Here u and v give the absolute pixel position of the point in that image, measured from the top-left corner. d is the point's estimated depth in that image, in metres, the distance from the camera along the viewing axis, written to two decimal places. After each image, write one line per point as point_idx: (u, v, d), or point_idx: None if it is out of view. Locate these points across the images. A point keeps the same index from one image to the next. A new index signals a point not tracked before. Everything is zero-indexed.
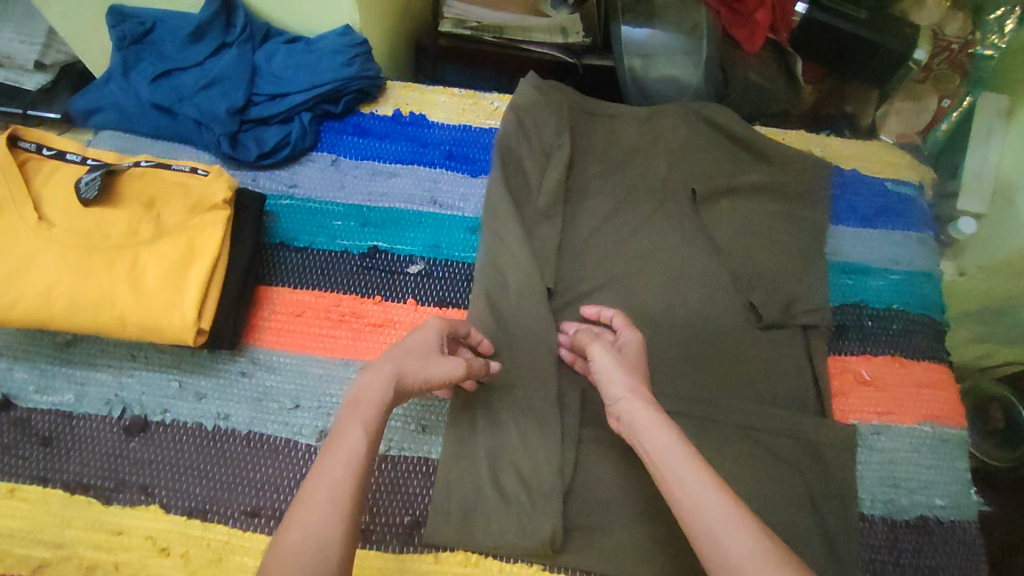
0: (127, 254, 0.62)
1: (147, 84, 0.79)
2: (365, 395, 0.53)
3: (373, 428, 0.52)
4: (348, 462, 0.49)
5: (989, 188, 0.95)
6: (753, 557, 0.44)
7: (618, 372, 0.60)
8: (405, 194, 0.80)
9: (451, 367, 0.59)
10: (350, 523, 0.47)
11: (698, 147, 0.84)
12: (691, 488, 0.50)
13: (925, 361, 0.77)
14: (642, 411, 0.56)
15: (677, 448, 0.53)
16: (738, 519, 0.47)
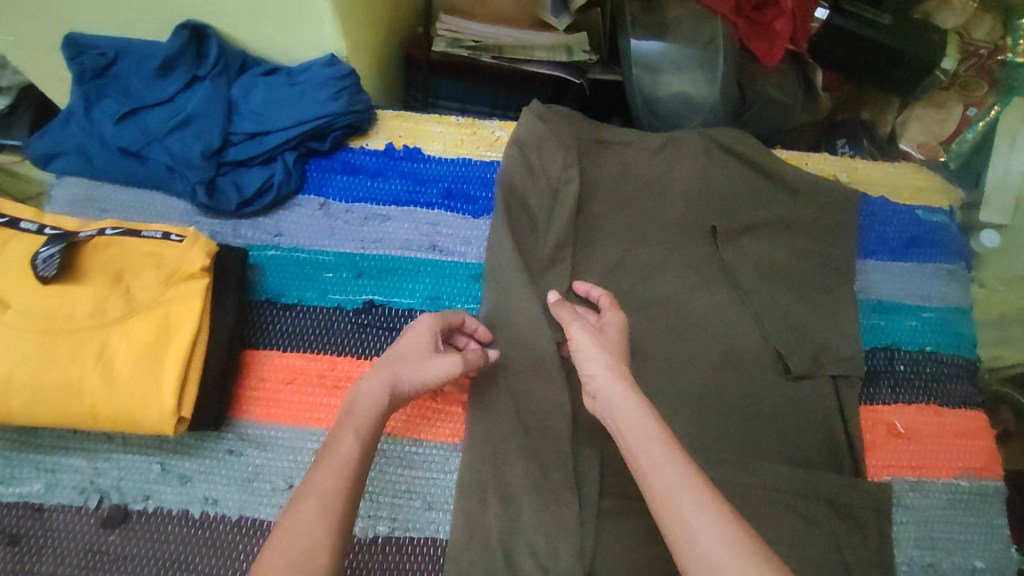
0: (94, 338, 0.55)
1: (112, 124, 0.71)
2: (363, 398, 0.54)
3: (367, 431, 0.52)
4: (337, 465, 0.49)
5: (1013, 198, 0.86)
6: (720, 543, 0.43)
7: (597, 352, 0.59)
8: (401, 239, 0.74)
9: (450, 362, 0.59)
10: (341, 524, 0.46)
11: (717, 177, 0.78)
12: (663, 469, 0.48)
13: (959, 408, 0.73)
14: (620, 391, 0.55)
15: (651, 429, 0.51)
16: (710, 506, 0.45)
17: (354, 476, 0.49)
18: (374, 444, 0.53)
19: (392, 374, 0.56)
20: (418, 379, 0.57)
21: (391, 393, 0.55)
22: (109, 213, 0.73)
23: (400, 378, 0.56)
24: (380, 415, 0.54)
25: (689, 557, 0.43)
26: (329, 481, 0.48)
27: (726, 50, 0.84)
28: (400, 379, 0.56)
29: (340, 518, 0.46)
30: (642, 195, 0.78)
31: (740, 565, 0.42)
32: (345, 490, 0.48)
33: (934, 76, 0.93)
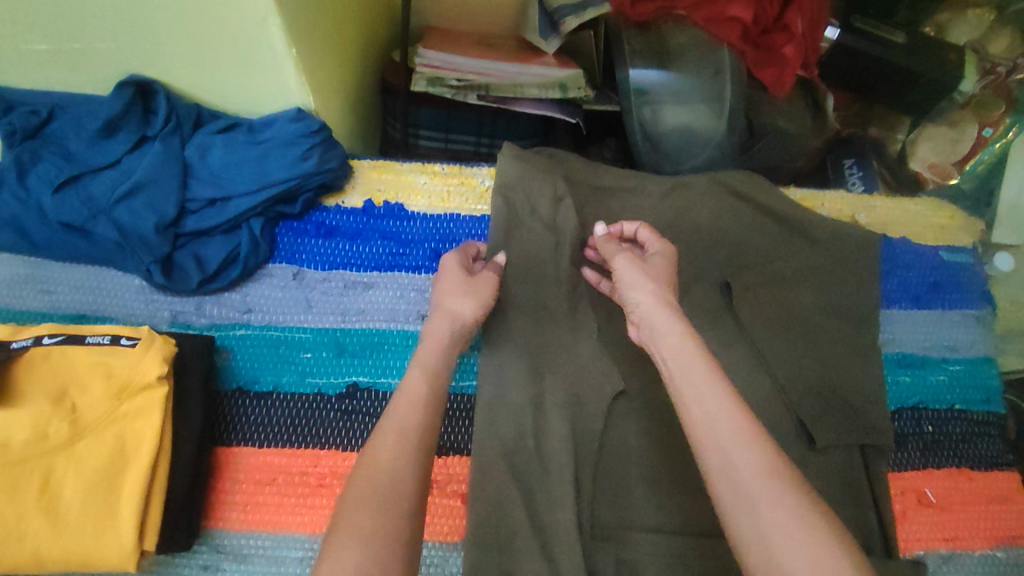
0: (36, 468, 0.48)
1: (50, 195, 0.62)
2: (430, 336, 0.56)
3: (432, 368, 0.53)
4: (413, 400, 0.50)
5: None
6: (756, 468, 0.43)
7: (644, 280, 0.58)
8: (386, 311, 0.66)
9: (489, 281, 0.62)
10: (423, 449, 0.47)
11: (727, 229, 0.73)
12: (703, 395, 0.48)
13: (990, 470, 0.68)
14: (667, 317, 0.55)
15: (693, 354, 0.51)
16: (746, 427, 0.45)
17: (427, 406, 0.50)
18: (442, 378, 0.53)
19: (450, 307, 0.58)
20: (474, 305, 0.59)
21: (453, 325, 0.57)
22: (53, 293, 0.65)
23: (458, 311, 0.58)
24: (443, 347, 0.55)
25: (726, 483, 0.43)
26: (405, 412, 0.49)
27: (734, 80, 0.77)
28: (458, 312, 0.58)
29: (421, 449, 0.47)
30: None
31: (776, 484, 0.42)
32: (422, 422, 0.48)
33: (950, 97, 0.90)
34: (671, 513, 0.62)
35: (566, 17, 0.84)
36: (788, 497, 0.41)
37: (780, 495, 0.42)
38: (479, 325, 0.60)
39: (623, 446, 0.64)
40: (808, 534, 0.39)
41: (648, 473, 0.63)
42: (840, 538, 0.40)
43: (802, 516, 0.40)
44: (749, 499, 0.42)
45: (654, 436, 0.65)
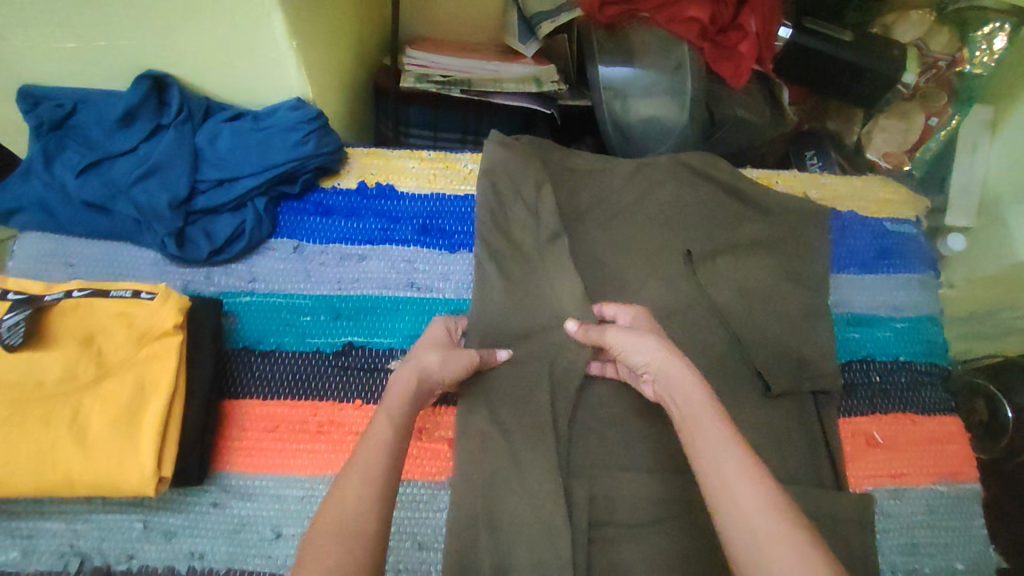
0: (67, 404, 0.54)
1: (74, 177, 0.70)
2: (392, 389, 0.57)
3: (397, 414, 0.55)
4: (376, 445, 0.52)
5: (975, 201, 0.98)
6: (768, 528, 0.43)
7: (641, 338, 0.58)
8: (379, 279, 0.73)
9: (467, 355, 0.63)
10: (383, 495, 0.49)
11: (688, 203, 0.79)
12: (716, 449, 0.48)
13: (935, 415, 0.74)
14: (678, 368, 0.55)
15: (710, 412, 0.51)
16: (762, 491, 0.45)
17: (389, 451, 0.52)
18: (405, 426, 0.55)
19: (418, 362, 0.59)
20: (442, 360, 0.60)
21: (420, 379, 0.58)
22: (75, 266, 0.71)
23: (427, 366, 0.60)
24: (409, 399, 0.57)
25: (736, 538, 0.44)
26: (369, 457, 0.51)
27: (694, 75, 0.84)
28: (427, 368, 0.60)
29: (382, 494, 0.49)
30: (616, 222, 0.78)
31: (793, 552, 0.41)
32: (384, 468, 0.50)
33: (895, 90, 0.96)
34: (638, 453, 0.68)
35: (541, 22, 0.92)
36: (806, 564, 0.41)
37: (795, 554, 0.41)
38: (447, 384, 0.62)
39: (593, 395, 0.71)
40: None
41: (619, 418, 0.70)
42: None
43: None
44: (757, 551, 0.42)
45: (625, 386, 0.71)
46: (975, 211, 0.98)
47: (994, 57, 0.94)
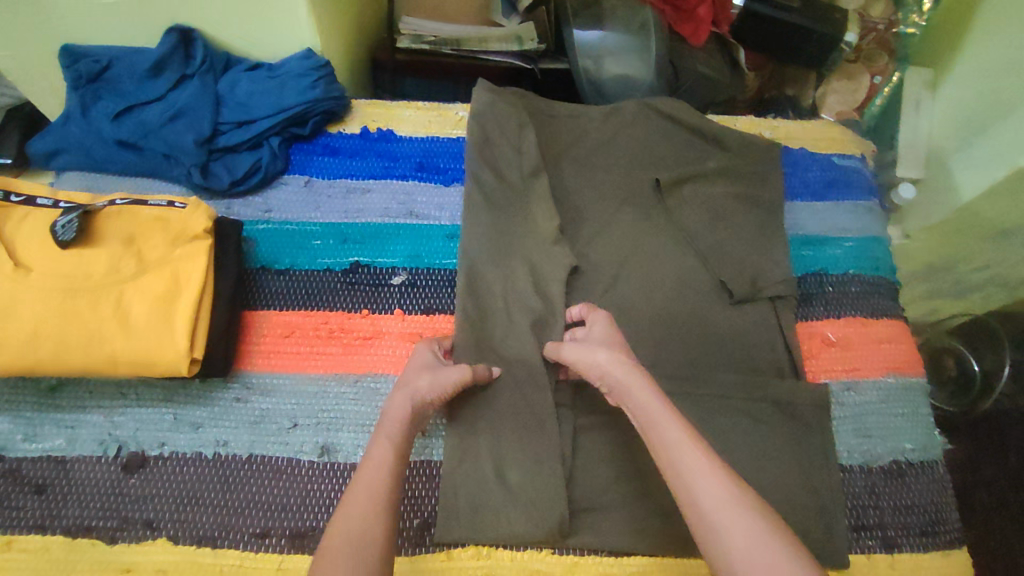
0: (112, 293, 0.62)
1: (109, 121, 0.78)
2: (388, 416, 0.62)
3: (395, 438, 0.60)
4: (378, 464, 0.58)
5: (922, 155, 1.10)
6: (719, 503, 0.50)
7: (592, 351, 0.65)
8: (381, 208, 0.81)
9: (457, 371, 0.66)
10: (387, 507, 0.55)
11: (656, 140, 0.88)
12: (671, 444, 0.55)
13: (882, 318, 0.82)
14: (631, 375, 0.62)
15: (656, 407, 0.58)
16: (707, 468, 0.53)
17: (390, 471, 0.57)
18: (403, 449, 0.60)
19: (410, 388, 0.64)
20: (430, 384, 0.64)
21: (413, 403, 0.63)
22: None
23: (419, 390, 0.63)
24: (404, 424, 0.61)
25: (696, 519, 0.51)
26: (370, 478, 0.56)
27: (658, 34, 0.98)
28: (419, 393, 0.64)
29: (385, 507, 0.54)
30: (592, 157, 0.87)
31: (738, 517, 0.49)
32: (385, 487, 0.56)
33: (840, 49, 1.08)
34: None
35: None
36: (748, 523, 0.49)
37: (741, 526, 0.49)
38: (437, 404, 0.65)
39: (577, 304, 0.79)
40: (770, 552, 0.47)
41: None
42: (799, 551, 0.47)
43: (763, 538, 0.48)
44: (709, 519, 0.50)
45: (603, 296, 0.79)
46: (922, 163, 1.10)
47: (924, 16, 1.08)
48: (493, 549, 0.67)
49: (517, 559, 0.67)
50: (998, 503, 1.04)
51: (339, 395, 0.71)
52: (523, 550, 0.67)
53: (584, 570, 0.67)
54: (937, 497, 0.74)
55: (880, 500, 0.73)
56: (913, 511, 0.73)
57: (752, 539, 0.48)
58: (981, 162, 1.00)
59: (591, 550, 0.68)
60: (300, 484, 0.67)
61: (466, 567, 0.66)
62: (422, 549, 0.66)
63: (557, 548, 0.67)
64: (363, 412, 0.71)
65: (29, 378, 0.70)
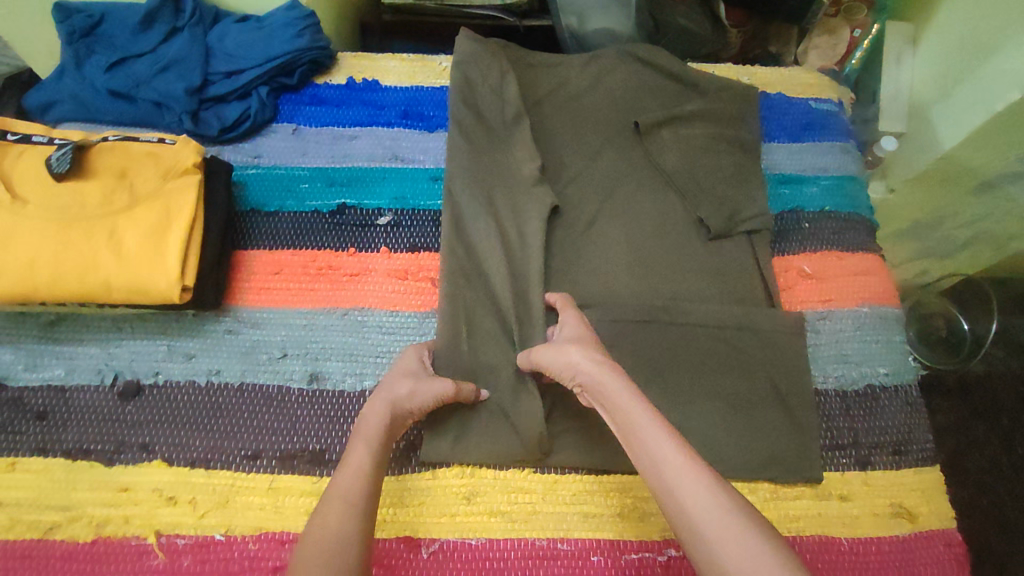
0: (106, 222, 0.65)
1: (103, 73, 0.81)
2: (366, 423, 0.61)
3: (375, 446, 0.59)
4: (355, 468, 0.56)
5: (903, 108, 1.11)
6: (703, 505, 0.47)
7: (567, 354, 0.63)
8: (367, 153, 0.84)
9: (442, 384, 0.64)
10: (364, 514, 0.52)
11: (636, 85, 0.90)
12: (649, 443, 0.53)
13: (858, 251, 0.84)
14: (604, 374, 0.60)
15: (635, 407, 0.56)
16: (690, 466, 0.50)
17: (370, 477, 0.56)
18: (382, 459, 0.58)
19: (389, 393, 0.62)
20: (411, 390, 0.63)
21: (392, 410, 0.61)
22: None
23: (398, 397, 0.62)
24: (384, 431, 0.60)
25: (683, 528, 0.48)
26: (350, 481, 0.54)
27: None
28: (398, 398, 0.62)
29: (363, 512, 0.52)
30: (573, 103, 0.89)
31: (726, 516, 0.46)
32: (364, 491, 0.54)
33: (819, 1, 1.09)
34: (598, 284, 0.79)
35: None
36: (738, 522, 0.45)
37: (729, 525, 0.45)
38: (414, 414, 0.64)
39: (560, 241, 0.81)
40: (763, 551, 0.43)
41: (580, 258, 0.80)
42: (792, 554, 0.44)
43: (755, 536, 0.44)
44: (696, 522, 0.47)
45: (585, 233, 0.81)
46: (904, 116, 1.10)
47: None
48: (476, 468, 0.69)
49: (500, 478, 0.69)
50: (991, 464, 1.06)
51: (327, 327, 0.74)
52: (506, 469, 0.69)
53: (565, 488, 0.69)
54: (911, 418, 0.76)
55: (854, 421, 0.75)
56: (886, 431, 0.75)
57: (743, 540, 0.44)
58: (955, 114, 1.00)
59: (571, 469, 0.70)
60: (289, 409, 0.69)
61: (450, 485, 0.68)
62: (410, 469, 0.69)
63: (538, 466, 0.70)
64: (350, 343, 0.73)
65: (29, 314, 0.72)
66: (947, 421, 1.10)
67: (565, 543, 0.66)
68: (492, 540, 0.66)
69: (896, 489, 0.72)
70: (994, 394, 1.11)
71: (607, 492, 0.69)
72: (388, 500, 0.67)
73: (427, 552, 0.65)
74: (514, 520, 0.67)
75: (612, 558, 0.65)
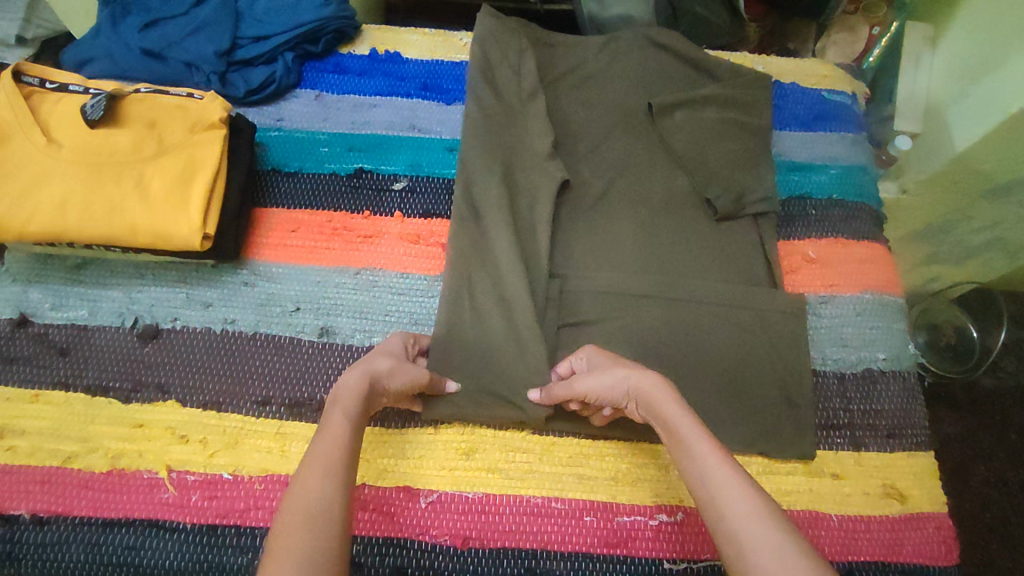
0: (133, 169, 0.68)
1: (137, 33, 0.84)
2: (344, 390, 0.58)
3: (352, 412, 0.57)
4: (334, 434, 0.54)
5: (920, 108, 1.05)
6: (748, 521, 0.46)
7: (615, 366, 0.63)
8: (385, 122, 0.86)
9: (416, 372, 0.65)
10: (346, 480, 0.51)
11: (651, 68, 0.92)
12: (699, 460, 0.52)
13: (864, 240, 0.85)
14: (654, 389, 0.60)
15: (686, 424, 0.55)
16: (738, 485, 0.49)
17: (347, 443, 0.54)
18: (361, 423, 0.57)
19: (369, 366, 0.61)
20: (390, 367, 0.62)
21: (371, 381, 0.60)
22: None
23: (378, 370, 0.61)
24: (362, 397, 0.58)
25: (727, 542, 0.47)
26: (328, 447, 0.53)
27: None
28: (379, 373, 0.61)
29: (344, 483, 0.51)
30: (588, 83, 0.91)
31: (769, 535, 0.45)
32: (342, 457, 0.53)
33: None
34: (604, 258, 0.81)
35: None
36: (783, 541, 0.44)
37: (773, 542, 0.44)
38: (385, 393, 0.62)
39: (569, 215, 0.83)
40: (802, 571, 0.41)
41: (587, 231, 0.82)
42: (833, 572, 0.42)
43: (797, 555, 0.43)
44: (742, 537, 0.46)
45: (594, 208, 0.83)
46: (920, 117, 1.05)
47: None
48: (477, 426, 0.71)
49: (499, 437, 0.71)
50: (997, 479, 1.05)
51: (340, 285, 0.76)
52: (505, 429, 0.71)
53: (561, 449, 0.71)
54: (907, 404, 0.77)
55: (850, 403, 0.76)
56: (882, 415, 0.76)
57: (785, 560, 0.43)
58: (971, 116, 0.95)
59: (568, 433, 0.71)
60: (300, 360, 0.72)
61: (451, 440, 0.70)
62: (411, 424, 0.71)
63: (537, 429, 0.71)
64: (361, 301, 0.76)
65: (56, 256, 0.75)
66: (948, 424, 1.10)
67: (559, 502, 0.68)
68: (489, 495, 0.68)
69: (889, 471, 0.73)
70: (1004, 407, 1.11)
71: (603, 456, 0.70)
72: (389, 451, 0.69)
73: (425, 502, 0.67)
74: (511, 477, 0.69)
75: (603, 519, 0.67)
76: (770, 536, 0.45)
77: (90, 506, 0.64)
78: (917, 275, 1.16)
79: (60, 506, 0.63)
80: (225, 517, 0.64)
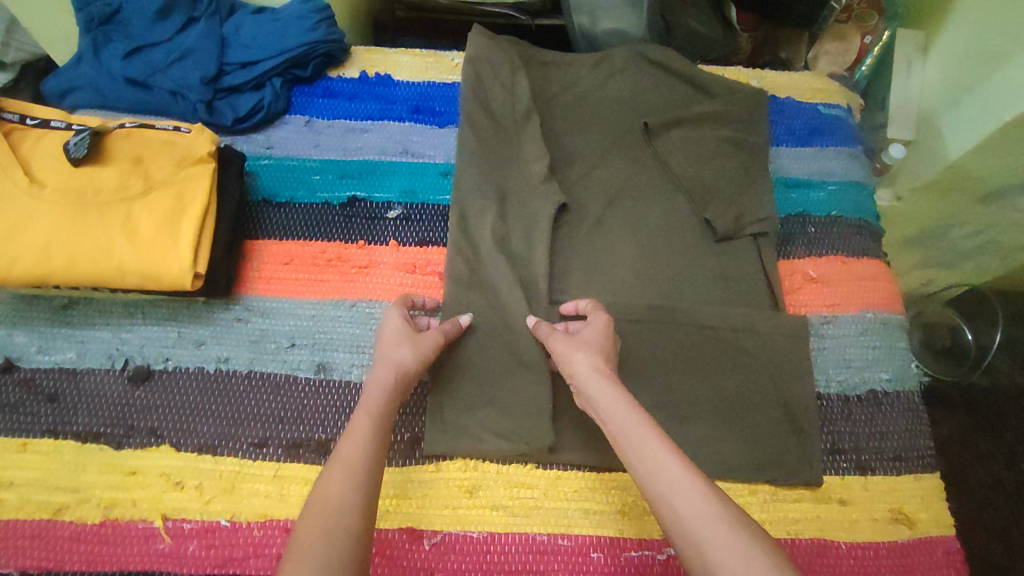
0: (120, 207, 0.66)
1: (120, 61, 0.82)
2: (371, 387, 0.60)
3: (379, 412, 0.58)
4: (358, 436, 0.55)
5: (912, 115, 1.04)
6: (698, 516, 0.46)
7: (572, 354, 0.62)
8: (378, 147, 0.84)
9: (433, 335, 0.65)
10: (373, 479, 0.53)
11: (645, 87, 0.91)
12: (648, 454, 0.52)
13: (864, 258, 0.85)
14: (601, 382, 0.59)
15: (631, 419, 0.55)
16: (689, 479, 0.49)
17: (373, 444, 0.55)
18: (387, 421, 0.58)
19: (393, 359, 0.62)
20: (413, 352, 0.63)
21: (398, 375, 0.61)
22: None
23: (402, 362, 0.62)
24: (388, 394, 0.60)
25: (679, 538, 0.47)
26: (353, 449, 0.54)
27: None
28: (405, 363, 0.62)
29: (370, 484, 0.52)
30: (582, 103, 0.90)
31: (722, 529, 0.45)
32: (369, 457, 0.54)
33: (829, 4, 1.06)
34: (603, 283, 0.79)
35: None
36: (734, 533, 0.45)
37: (727, 536, 0.45)
38: (420, 371, 0.64)
39: (567, 240, 0.81)
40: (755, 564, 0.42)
41: (586, 255, 0.81)
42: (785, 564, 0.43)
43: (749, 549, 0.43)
44: (693, 533, 0.46)
45: (591, 231, 0.82)
46: (912, 124, 1.04)
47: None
48: (479, 462, 0.70)
49: (503, 472, 0.70)
50: (995, 482, 1.04)
51: (336, 319, 0.74)
52: (509, 464, 0.70)
53: (566, 484, 0.69)
54: (912, 424, 0.76)
55: (855, 425, 0.76)
56: (887, 437, 0.75)
57: (738, 554, 0.43)
58: (966, 125, 0.94)
59: (572, 466, 0.70)
60: (296, 399, 0.70)
61: (454, 477, 0.69)
62: (413, 461, 0.70)
63: (540, 462, 0.70)
64: (358, 334, 0.74)
65: (41, 297, 0.73)
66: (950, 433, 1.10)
67: (565, 538, 0.67)
68: (494, 533, 0.66)
69: (896, 494, 0.73)
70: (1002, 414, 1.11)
71: (608, 489, 0.69)
72: (392, 491, 0.68)
73: (429, 543, 0.65)
74: (516, 514, 0.68)
75: (611, 555, 0.66)
76: (722, 530, 0.45)
77: (84, 560, 0.62)
78: (912, 276, 1.13)
79: (52, 561, 0.61)
80: (223, 566, 0.62)
